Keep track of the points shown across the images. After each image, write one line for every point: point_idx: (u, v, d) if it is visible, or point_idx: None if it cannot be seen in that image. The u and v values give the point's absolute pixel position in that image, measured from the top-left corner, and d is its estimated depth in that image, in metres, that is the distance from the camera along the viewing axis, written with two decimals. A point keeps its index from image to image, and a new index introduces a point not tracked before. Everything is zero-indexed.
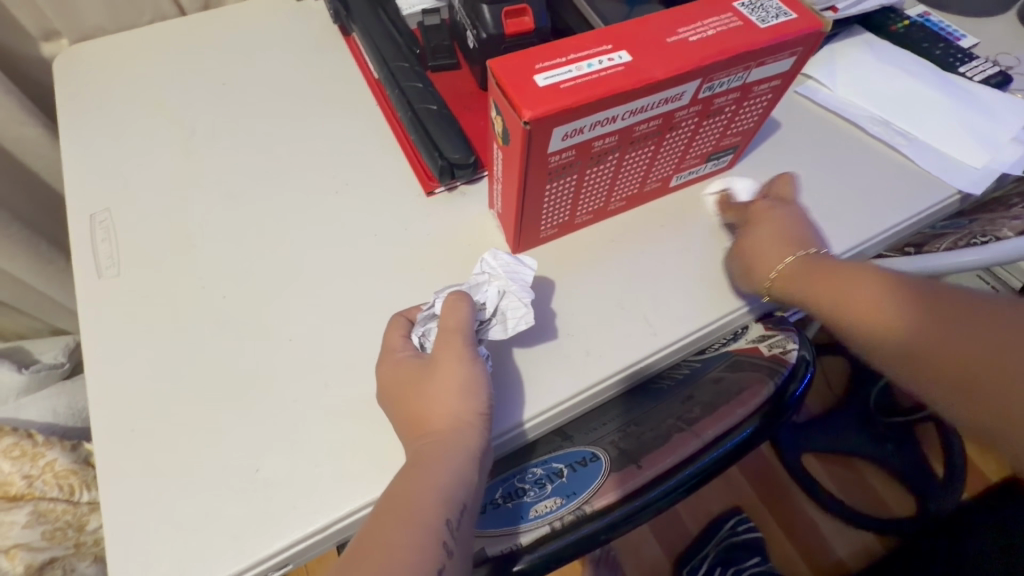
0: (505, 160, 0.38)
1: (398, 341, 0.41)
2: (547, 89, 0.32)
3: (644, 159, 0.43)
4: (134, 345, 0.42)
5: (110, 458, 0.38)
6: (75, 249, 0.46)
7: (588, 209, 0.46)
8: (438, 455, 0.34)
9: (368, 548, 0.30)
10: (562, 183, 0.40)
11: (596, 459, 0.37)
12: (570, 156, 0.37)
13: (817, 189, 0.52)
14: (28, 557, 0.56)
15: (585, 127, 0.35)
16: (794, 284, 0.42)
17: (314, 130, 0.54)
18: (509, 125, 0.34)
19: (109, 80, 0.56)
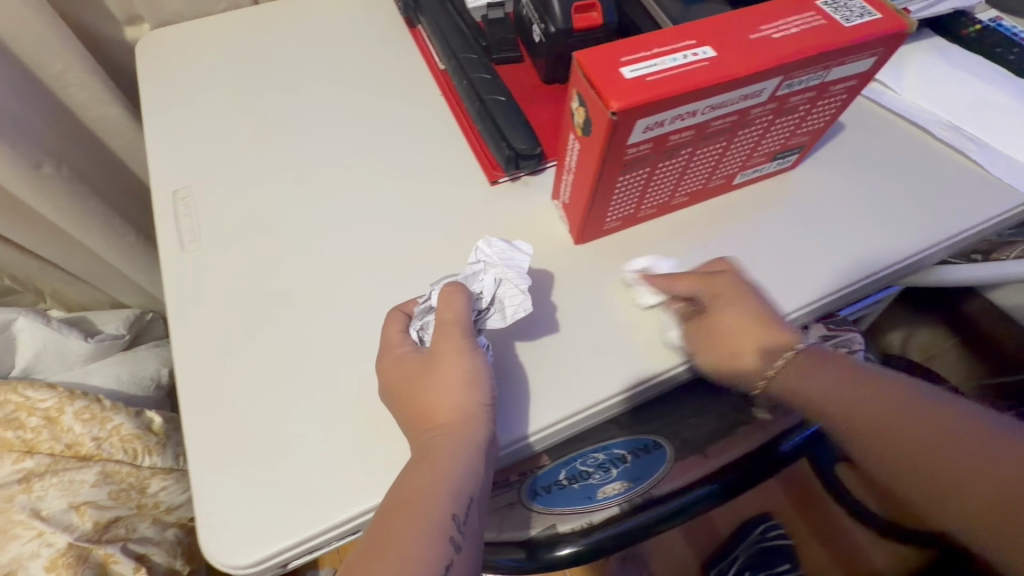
0: (581, 150, 0.39)
1: (397, 337, 0.41)
2: (633, 81, 0.33)
3: (713, 155, 0.43)
4: (215, 316, 0.45)
5: (194, 419, 0.40)
6: (160, 223, 0.48)
7: (653, 203, 0.46)
8: (445, 448, 0.36)
9: (380, 547, 0.32)
10: (633, 176, 0.41)
11: (659, 447, 0.39)
12: (646, 149, 0.38)
13: (878, 195, 0.52)
14: (96, 514, 0.60)
15: (665, 121, 0.35)
16: (793, 379, 0.39)
17: (380, 119, 0.56)
18: (592, 116, 0.35)
19: (187, 65, 0.59)
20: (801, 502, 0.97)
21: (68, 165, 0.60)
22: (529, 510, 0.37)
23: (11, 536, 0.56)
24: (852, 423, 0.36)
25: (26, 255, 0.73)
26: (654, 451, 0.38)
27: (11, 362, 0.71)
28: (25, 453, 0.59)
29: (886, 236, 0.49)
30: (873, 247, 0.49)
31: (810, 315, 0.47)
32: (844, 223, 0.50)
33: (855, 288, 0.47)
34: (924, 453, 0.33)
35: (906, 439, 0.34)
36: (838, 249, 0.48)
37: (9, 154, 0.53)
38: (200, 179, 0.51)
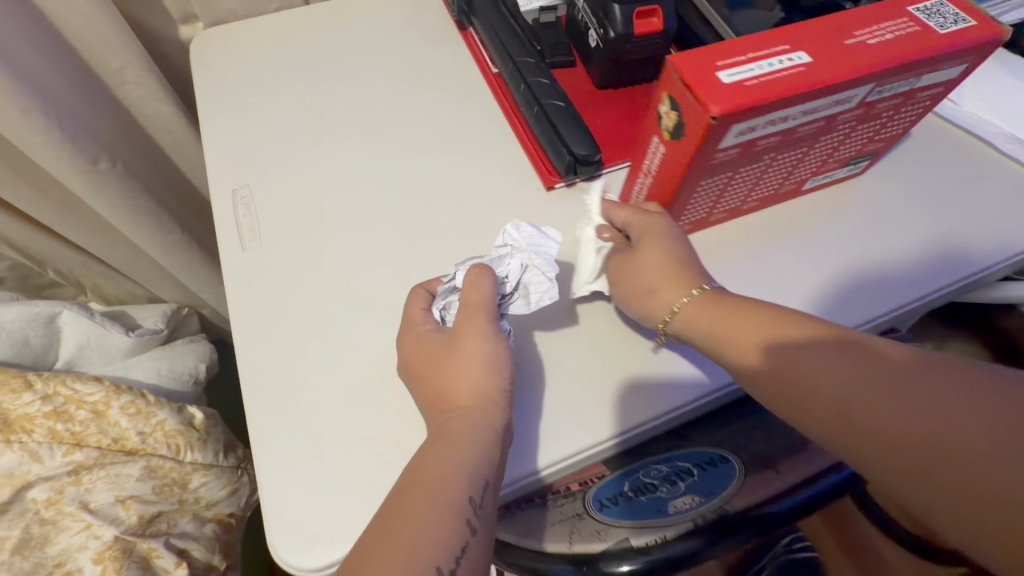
0: (668, 154, 0.39)
1: (419, 315, 0.43)
2: (732, 86, 0.32)
3: (791, 161, 0.43)
4: (275, 319, 0.45)
5: (260, 419, 0.41)
6: (221, 222, 0.49)
7: (725, 207, 0.46)
8: (464, 430, 0.37)
9: (398, 520, 0.32)
10: (714, 180, 0.41)
11: (725, 460, 0.38)
12: (733, 154, 0.37)
13: (934, 210, 0.51)
14: (141, 508, 0.60)
15: (756, 127, 0.35)
16: (696, 323, 0.40)
17: (433, 121, 0.56)
18: (692, 121, 0.34)
19: (242, 64, 0.59)
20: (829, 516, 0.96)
21: (122, 162, 0.61)
22: (597, 521, 0.37)
23: (59, 528, 0.57)
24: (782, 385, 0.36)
25: (72, 249, 0.74)
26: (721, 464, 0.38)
27: (56, 354, 0.71)
28: (74, 446, 0.59)
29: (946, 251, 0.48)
30: (944, 258, 0.48)
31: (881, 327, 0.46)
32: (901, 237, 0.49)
33: (917, 306, 0.46)
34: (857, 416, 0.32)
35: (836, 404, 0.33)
36: (908, 259, 0.48)
37: (69, 150, 0.54)
38: (257, 178, 0.52)
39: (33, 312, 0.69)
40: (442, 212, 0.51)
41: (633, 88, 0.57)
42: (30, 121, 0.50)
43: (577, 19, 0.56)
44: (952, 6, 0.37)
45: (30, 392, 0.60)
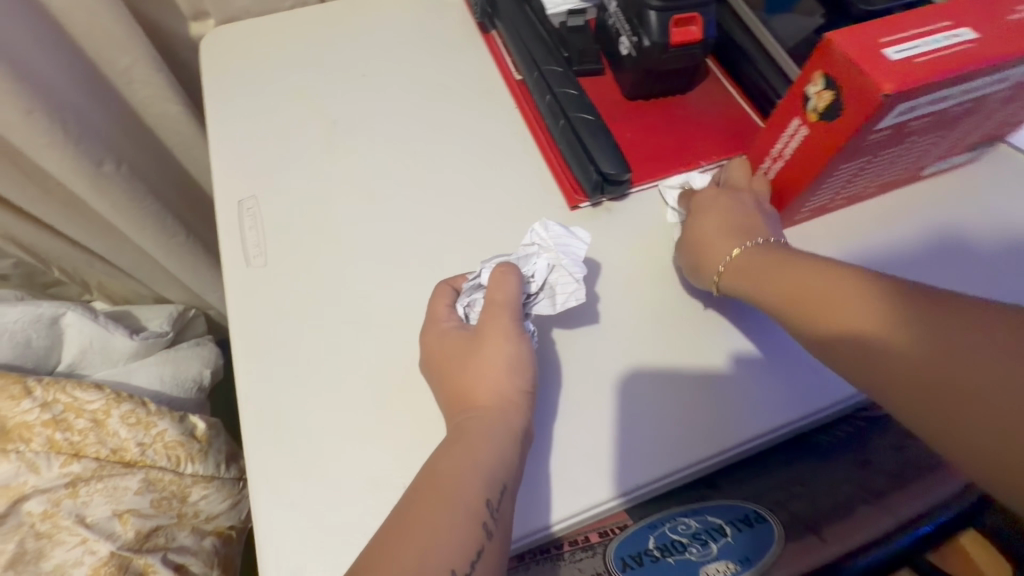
0: (815, 136, 0.38)
1: (443, 311, 0.41)
2: (899, 63, 0.32)
3: (924, 147, 0.42)
4: (279, 341, 0.42)
5: (261, 452, 0.38)
6: (225, 235, 0.46)
7: (847, 194, 0.46)
8: (484, 428, 0.36)
9: (413, 518, 0.31)
10: (854, 164, 0.40)
11: (763, 520, 0.36)
12: (883, 136, 0.37)
13: (937, 262, 0.46)
14: (138, 523, 0.58)
15: (917, 107, 0.34)
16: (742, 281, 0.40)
17: (452, 130, 0.53)
18: (847, 97, 0.34)
19: (253, 64, 0.56)
20: None
21: (128, 163, 0.59)
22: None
23: (55, 542, 0.55)
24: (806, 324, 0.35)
25: (77, 248, 0.73)
26: (758, 523, 0.36)
27: (58, 356, 0.70)
28: (72, 457, 0.58)
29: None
30: None
31: None
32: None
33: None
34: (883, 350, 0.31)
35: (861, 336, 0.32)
36: None
37: (72, 152, 0.51)
38: (265, 187, 0.49)
39: (36, 313, 0.68)
40: (459, 229, 0.48)
41: (666, 99, 0.53)
42: (30, 122, 0.47)
43: (609, 24, 0.52)
44: None
45: (28, 399, 0.58)
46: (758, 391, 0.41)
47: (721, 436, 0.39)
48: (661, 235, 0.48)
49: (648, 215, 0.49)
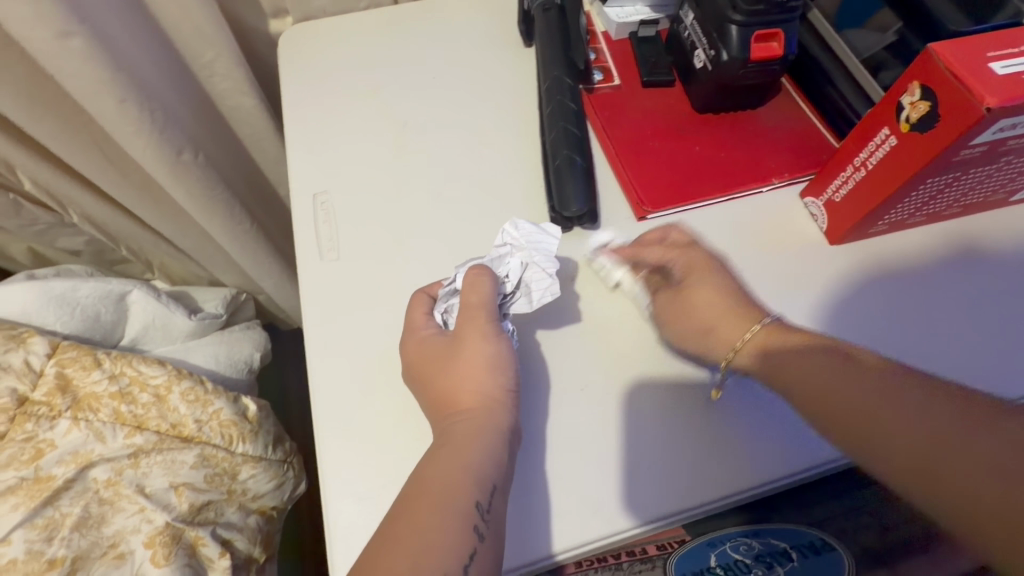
0: (900, 147, 0.38)
1: (421, 319, 0.42)
2: (1007, 78, 0.31)
3: (1019, 168, 0.40)
4: (348, 334, 0.44)
5: (329, 440, 0.40)
6: (300, 227, 0.48)
7: (926, 213, 0.44)
8: (472, 432, 0.37)
9: (407, 525, 0.32)
10: (939, 180, 0.39)
11: (829, 547, 0.41)
12: (977, 152, 0.36)
13: (934, 319, 0.44)
14: (192, 496, 0.60)
15: (1017, 124, 0.33)
16: (760, 358, 0.40)
17: (520, 134, 0.53)
18: (943, 110, 0.33)
19: (328, 62, 0.58)
20: None
21: (204, 153, 0.61)
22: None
23: (115, 509, 0.57)
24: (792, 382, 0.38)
25: (145, 229, 0.76)
26: (826, 551, 0.41)
27: (122, 331, 0.72)
28: (135, 429, 0.60)
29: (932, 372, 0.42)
30: None
31: None
32: (880, 338, 0.43)
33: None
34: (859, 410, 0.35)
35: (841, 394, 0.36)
36: None
37: (157, 139, 0.54)
38: (339, 183, 0.50)
39: (106, 289, 0.71)
40: None
41: (736, 114, 0.53)
42: (124, 109, 0.50)
43: (683, 37, 0.52)
44: None
45: (98, 370, 0.61)
46: (756, 437, 0.40)
47: (738, 478, 0.39)
48: (730, 252, 0.47)
49: (717, 232, 0.48)
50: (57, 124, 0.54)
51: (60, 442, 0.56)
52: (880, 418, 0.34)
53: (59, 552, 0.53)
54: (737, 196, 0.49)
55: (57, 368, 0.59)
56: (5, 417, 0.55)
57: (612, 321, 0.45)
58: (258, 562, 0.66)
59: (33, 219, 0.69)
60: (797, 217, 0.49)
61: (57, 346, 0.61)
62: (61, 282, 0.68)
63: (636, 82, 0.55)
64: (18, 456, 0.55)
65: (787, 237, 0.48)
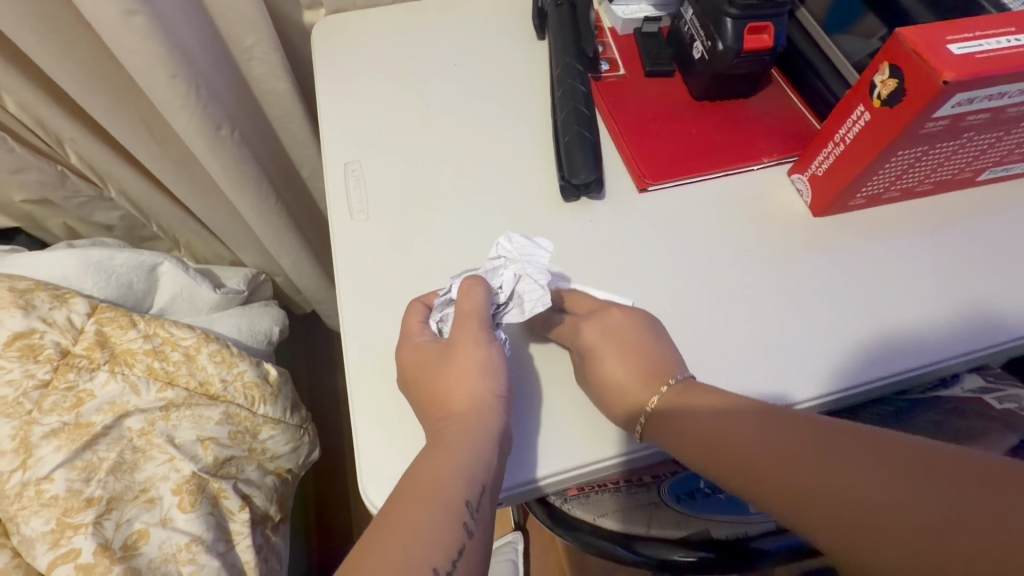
0: (873, 121, 0.42)
1: (416, 326, 0.44)
2: (963, 57, 0.36)
3: (982, 145, 0.45)
4: (374, 286, 0.48)
5: (361, 379, 0.45)
6: (333, 190, 0.53)
7: (901, 186, 0.49)
8: (461, 434, 0.38)
9: (399, 522, 0.32)
10: (910, 152, 0.43)
11: None
12: (941, 126, 0.40)
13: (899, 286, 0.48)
14: (217, 450, 0.64)
15: (975, 99, 0.38)
16: (665, 426, 0.39)
17: (533, 114, 0.58)
18: (909, 85, 0.38)
19: (356, 49, 0.63)
20: None
21: (239, 130, 0.66)
22: (675, 511, 0.43)
23: (147, 457, 0.61)
24: (712, 446, 0.36)
25: (175, 205, 0.81)
26: None
27: (152, 301, 0.77)
28: (166, 384, 0.64)
29: (897, 348, 0.45)
30: None
31: None
32: (855, 298, 0.47)
33: (856, 392, 0.44)
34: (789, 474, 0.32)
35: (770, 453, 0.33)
36: None
37: (201, 115, 0.59)
38: (367, 153, 0.55)
39: (139, 259, 0.75)
40: (537, 202, 0.53)
41: (731, 101, 0.58)
42: (174, 85, 0.55)
43: (683, 31, 0.57)
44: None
45: (133, 329, 0.65)
46: None
47: None
48: (725, 220, 0.52)
49: (714, 203, 0.53)
50: (110, 98, 0.60)
51: (99, 392, 0.61)
52: (810, 483, 0.31)
53: (96, 492, 0.56)
54: (730, 174, 0.54)
55: (96, 326, 0.64)
56: (50, 366, 0.60)
57: (613, 278, 0.49)
58: (273, 520, 0.70)
59: (76, 191, 0.74)
60: (783, 191, 0.53)
61: (96, 307, 0.66)
62: (98, 251, 0.72)
63: (640, 72, 0.60)
64: (60, 403, 0.59)
65: (773, 207, 0.52)
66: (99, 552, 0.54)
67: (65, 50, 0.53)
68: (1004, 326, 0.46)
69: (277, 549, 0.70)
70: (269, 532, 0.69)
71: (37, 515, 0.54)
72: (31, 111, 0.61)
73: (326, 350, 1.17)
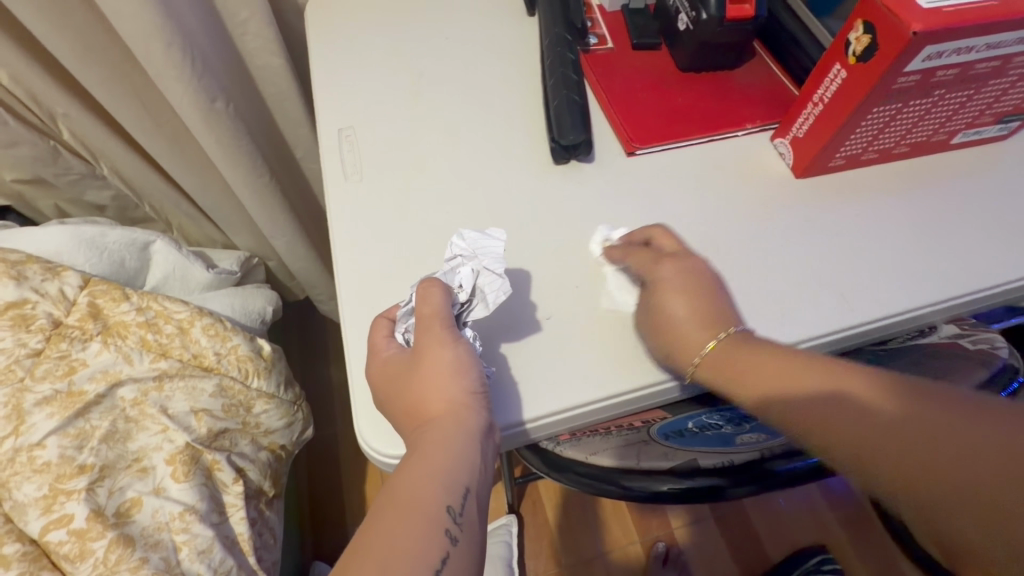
0: (848, 79, 0.44)
1: (382, 342, 0.42)
2: (931, 10, 0.38)
3: (953, 105, 0.47)
4: (368, 244, 0.49)
5: (354, 330, 0.45)
6: (327, 155, 0.53)
7: (878, 148, 0.51)
8: (441, 437, 0.36)
9: (379, 537, 0.33)
10: (885, 110, 0.45)
11: None
12: (913, 81, 0.42)
13: (875, 241, 0.49)
14: (210, 421, 0.64)
15: (943, 53, 0.40)
16: (725, 369, 0.40)
17: (523, 84, 0.59)
18: (880, 39, 0.40)
19: (350, 24, 0.64)
20: (855, 536, 1.07)
21: (233, 105, 0.67)
22: (665, 446, 0.45)
23: (140, 427, 0.61)
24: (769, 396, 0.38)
25: (168, 186, 0.81)
26: None
27: (144, 279, 0.77)
28: (160, 355, 0.64)
29: (876, 296, 0.46)
30: None
31: None
32: (834, 251, 0.49)
33: (840, 338, 0.45)
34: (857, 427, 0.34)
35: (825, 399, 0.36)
36: None
37: (195, 85, 0.59)
38: (361, 120, 0.56)
39: (132, 237, 0.75)
40: (529, 165, 0.54)
41: (715, 73, 0.59)
42: (169, 54, 0.55)
43: (668, 4, 0.59)
44: None
45: (127, 302, 0.65)
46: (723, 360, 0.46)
47: None
48: (711, 182, 0.53)
49: (701, 166, 0.54)
50: (105, 70, 0.60)
51: (92, 361, 0.61)
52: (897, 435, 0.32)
53: (89, 459, 0.56)
54: (715, 138, 0.56)
55: (89, 298, 0.64)
56: (42, 336, 0.60)
57: (605, 235, 0.50)
58: (267, 495, 0.70)
59: (68, 168, 0.74)
60: (767, 155, 0.55)
61: (89, 280, 0.66)
62: (90, 227, 0.72)
63: (628, 45, 0.62)
64: (53, 370, 0.59)
65: (758, 170, 0.54)
66: (91, 518, 0.54)
67: (60, 18, 0.53)
68: (978, 277, 0.47)
69: (271, 524, 0.69)
70: (263, 507, 0.69)
71: (30, 481, 0.54)
72: (23, 84, 0.61)
73: (319, 336, 1.18)
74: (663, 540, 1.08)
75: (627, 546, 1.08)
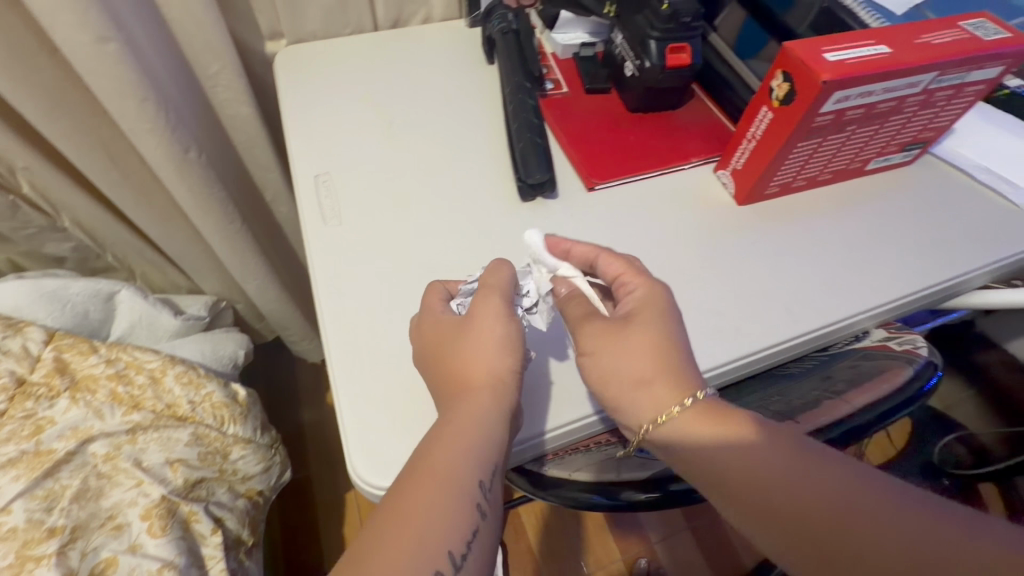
0: (775, 118, 0.51)
1: (437, 304, 0.45)
2: (836, 63, 0.45)
3: (863, 138, 0.55)
4: (349, 284, 0.51)
5: (341, 366, 0.46)
6: (305, 200, 0.56)
7: (806, 175, 0.58)
8: (477, 408, 0.39)
9: (412, 505, 0.35)
10: (808, 144, 0.52)
11: None
12: (828, 120, 0.49)
13: (811, 258, 0.55)
14: (187, 471, 0.63)
15: (850, 96, 0.46)
16: (678, 433, 0.40)
17: (488, 127, 0.64)
18: (798, 86, 0.46)
19: (319, 75, 0.67)
20: None
21: (204, 153, 0.68)
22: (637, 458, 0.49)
23: (113, 483, 0.59)
24: (726, 479, 0.38)
25: (132, 234, 0.80)
26: None
27: (109, 329, 0.75)
28: (133, 408, 0.63)
29: (817, 306, 0.52)
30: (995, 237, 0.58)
31: (950, 285, 0.55)
32: (775, 269, 0.54)
33: (789, 346, 0.50)
34: (810, 513, 0.36)
35: (764, 484, 0.37)
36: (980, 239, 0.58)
37: (168, 138, 0.61)
38: (336, 166, 0.59)
39: (95, 288, 0.74)
40: (498, 203, 0.58)
41: (661, 112, 0.66)
42: (142, 108, 0.56)
43: (615, 53, 0.65)
44: (992, 23, 0.49)
45: (94, 355, 0.64)
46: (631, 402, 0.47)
47: None
48: (663, 211, 0.58)
49: (654, 197, 0.59)
50: (71, 125, 0.60)
51: (59, 419, 0.59)
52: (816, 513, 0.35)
53: (59, 521, 0.54)
54: (664, 172, 0.61)
55: (55, 353, 0.63)
56: (5, 396, 0.59)
57: None
58: (246, 545, 0.68)
59: (27, 222, 0.73)
60: (712, 186, 0.61)
61: (54, 333, 0.65)
62: (52, 280, 0.71)
63: (581, 90, 0.68)
64: (18, 431, 0.57)
65: (704, 199, 0.60)
66: None
67: (27, 78, 0.54)
68: (898, 286, 0.54)
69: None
70: (242, 557, 0.66)
71: None
72: None
73: (290, 378, 1.17)
74: (643, 557, 1.10)
75: (610, 565, 1.09)
